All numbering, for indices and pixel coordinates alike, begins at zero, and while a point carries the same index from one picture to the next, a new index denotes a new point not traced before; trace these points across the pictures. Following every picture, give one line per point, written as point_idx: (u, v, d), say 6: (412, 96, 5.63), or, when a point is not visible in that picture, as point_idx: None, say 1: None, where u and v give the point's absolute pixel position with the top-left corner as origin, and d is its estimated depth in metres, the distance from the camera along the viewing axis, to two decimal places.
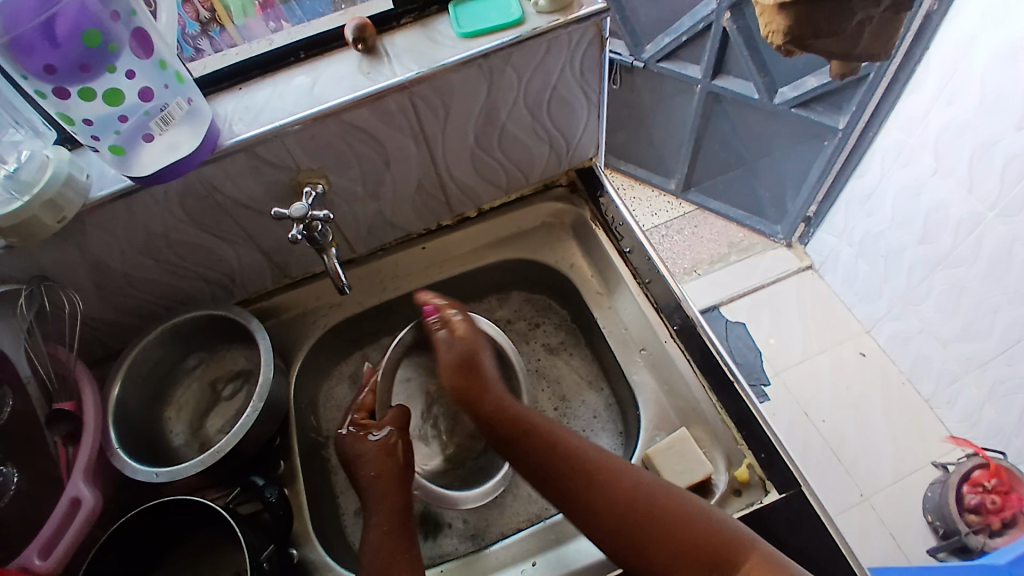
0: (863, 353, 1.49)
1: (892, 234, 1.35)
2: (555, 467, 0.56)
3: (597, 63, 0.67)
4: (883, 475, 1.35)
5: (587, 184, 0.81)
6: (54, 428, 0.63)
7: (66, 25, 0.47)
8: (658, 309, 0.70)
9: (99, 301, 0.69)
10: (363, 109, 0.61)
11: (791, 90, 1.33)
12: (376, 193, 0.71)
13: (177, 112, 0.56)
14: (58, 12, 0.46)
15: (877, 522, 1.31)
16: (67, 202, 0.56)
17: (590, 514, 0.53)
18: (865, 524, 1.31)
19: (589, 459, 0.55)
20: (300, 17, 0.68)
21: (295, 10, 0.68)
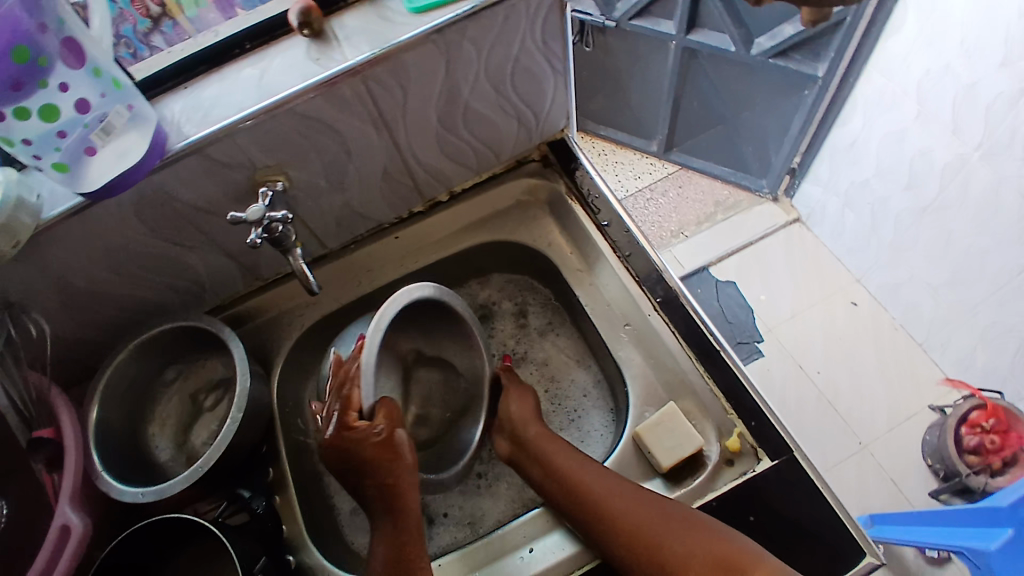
0: (854, 303, 1.49)
1: (878, 181, 1.33)
2: (573, 498, 0.60)
3: (560, 28, 0.64)
4: (879, 423, 1.36)
5: (560, 157, 0.78)
6: (35, 457, 0.60)
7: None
8: (640, 282, 0.69)
9: (65, 320, 0.67)
10: (316, 98, 0.58)
11: (768, 40, 1.29)
12: (341, 186, 0.69)
13: (118, 120, 0.53)
14: None
15: (877, 469, 1.32)
16: (19, 223, 0.53)
17: (603, 540, 0.57)
18: (864, 472, 1.33)
19: (602, 488, 0.59)
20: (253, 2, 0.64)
21: None
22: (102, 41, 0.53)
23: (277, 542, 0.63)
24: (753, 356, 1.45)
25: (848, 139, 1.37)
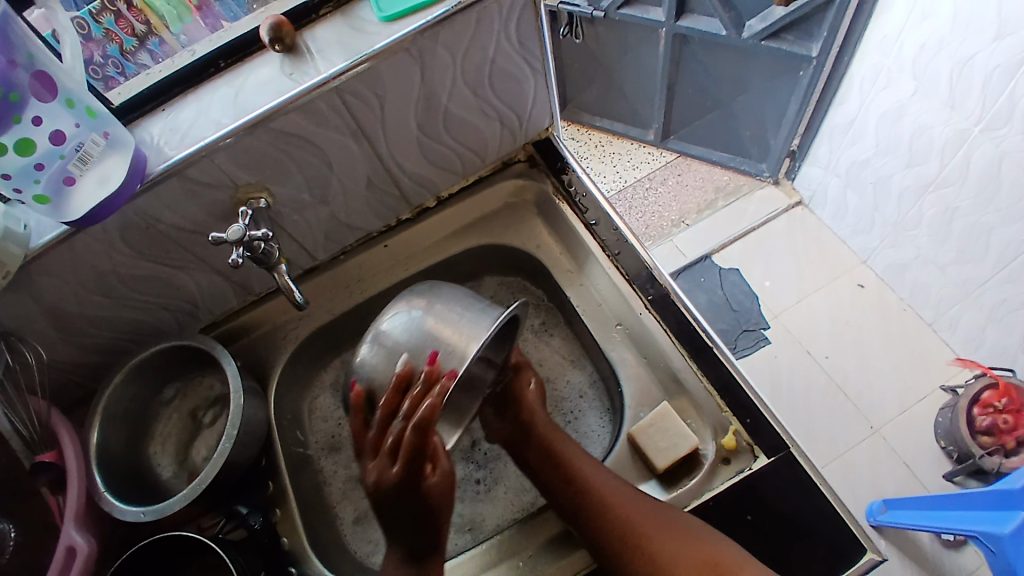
0: (861, 285, 1.46)
1: (878, 160, 1.30)
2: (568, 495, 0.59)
3: (535, 27, 0.63)
4: (890, 406, 1.35)
5: (546, 156, 0.77)
6: (38, 480, 0.60)
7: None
8: (630, 280, 0.68)
9: (63, 346, 0.68)
10: (291, 114, 0.58)
11: (759, 22, 1.26)
12: (325, 198, 0.68)
13: (95, 149, 0.53)
14: None
15: (889, 453, 1.31)
16: (7, 255, 0.54)
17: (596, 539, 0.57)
18: (877, 456, 1.31)
19: (600, 490, 0.58)
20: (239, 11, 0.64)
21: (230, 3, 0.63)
22: (74, 70, 0.53)
23: (278, 557, 0.64)
24: (760, 343, 1.44)
25: (846, 119, 1.34)
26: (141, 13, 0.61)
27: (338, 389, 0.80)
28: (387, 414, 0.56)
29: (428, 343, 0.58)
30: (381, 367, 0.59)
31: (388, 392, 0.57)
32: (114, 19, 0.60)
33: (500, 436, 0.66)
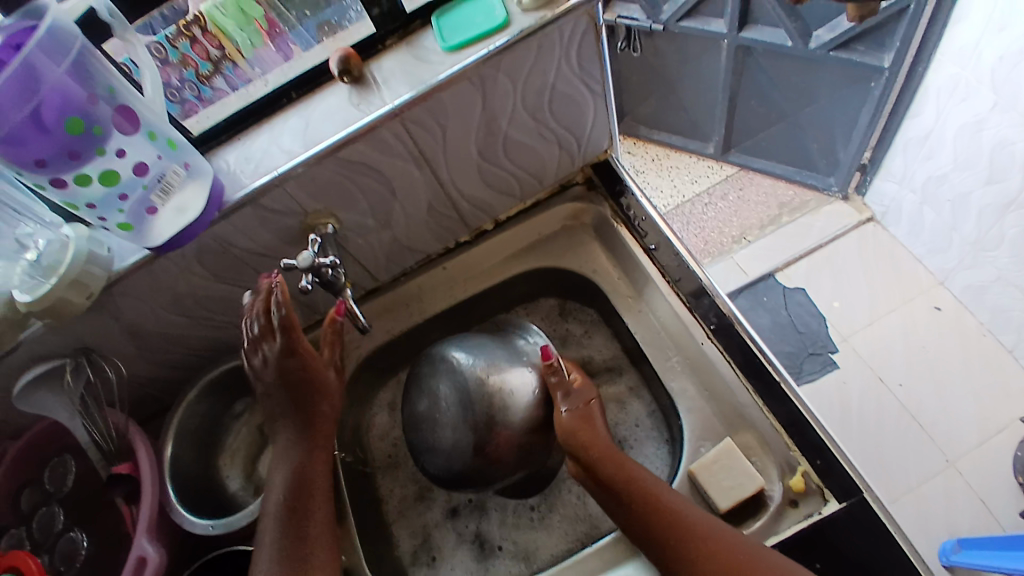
0: (937, 307, 1.38)
1: (955, 177, 1.23)
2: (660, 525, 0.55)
3: (596, 53, 0.62)
4: (966, 438, 1.26)
5: (604, 179, 0.76)
6: (114, 491, 0.65)
7: (49, 113, 0.48)
8: (691, 308, 0.66)
9: (141, 360, 0.72)
10: (359, 143, 0.59)
11: (827, 33, 1.22)
12: (387, 223, 0.70)
13: (175, 179, 0.57)
14: (43, 102, 0.47)
15: (964, 488, 1.23)
16: (90, 278, 0.58)
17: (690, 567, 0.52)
18: (950, 491, 1.23)
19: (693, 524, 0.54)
20: (308, 40, 0.62)
21: (302, 31, 0.62)
22: (156, 102, 0.56)
23: None
24: (826, 367, 1.37)
25: (921, 131, 1.27)
26: (215, 38, 0.59)
27: (395, 408, 0.81)
28: (481, 471, 0.65)
29: (522, 409, 0.65)
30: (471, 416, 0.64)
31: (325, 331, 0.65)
32: (191, 44, 0.59)
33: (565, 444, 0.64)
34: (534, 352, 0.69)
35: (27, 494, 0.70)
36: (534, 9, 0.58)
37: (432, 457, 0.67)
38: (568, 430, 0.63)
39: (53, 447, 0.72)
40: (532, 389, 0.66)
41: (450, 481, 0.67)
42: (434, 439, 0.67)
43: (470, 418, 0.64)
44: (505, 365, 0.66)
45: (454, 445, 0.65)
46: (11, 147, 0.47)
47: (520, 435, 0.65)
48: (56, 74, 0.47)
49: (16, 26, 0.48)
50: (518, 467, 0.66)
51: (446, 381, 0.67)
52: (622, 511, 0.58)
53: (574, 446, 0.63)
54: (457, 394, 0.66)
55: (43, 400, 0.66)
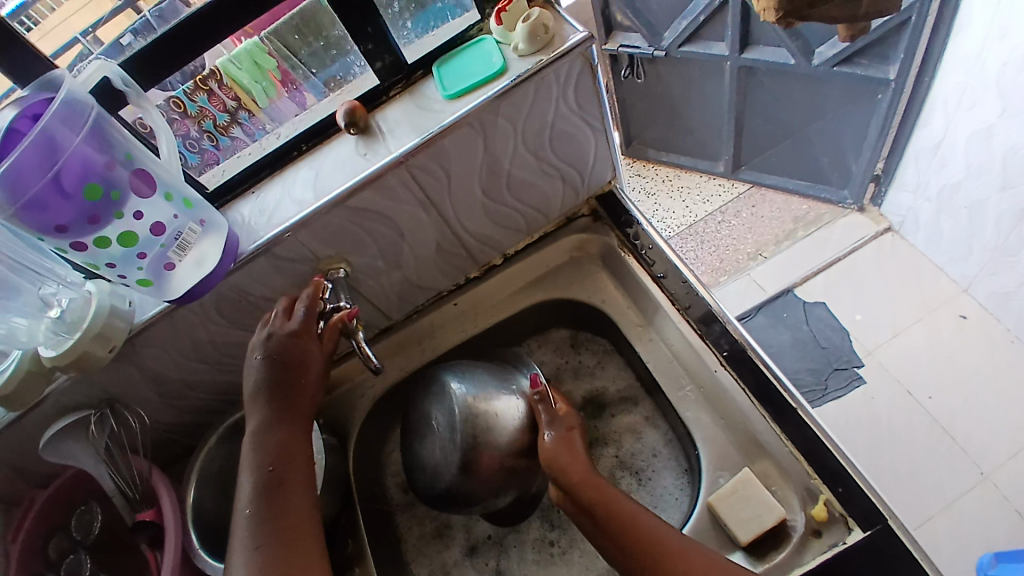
0: (963, 316, 1.35)
1: (970, 185, 1.20)
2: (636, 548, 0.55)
3: (594, 91, 0.64)
4: (999, 449, 1.22)
5: (609, 210, 0.77)
6: (139, 537, 0.67)
7: (67, 181, 0.50)
8: (702, 335, 0.66)
9: (165, 407, 0.74)
10: (366, 191, 0.61)
11: (829, 49, 1.23)
12: (398, 264, 0.72)
13: (192, 236, 0.59)
14: (62, 171, 0.49)
15: (1001, 502, 1.18)
16: (113, 330, 0.60)
17: None
18: (987, 506, 1.19)
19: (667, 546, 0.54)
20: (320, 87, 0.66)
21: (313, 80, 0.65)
22: (172, 163, 0.58)
23: None
24: (853, 383, 1.34)
25: (932, 141, 1.26)
26: (231, 90, 0.61)
27: None
28: (464, 494, 0.66)
29: (507, 432, 0.66)
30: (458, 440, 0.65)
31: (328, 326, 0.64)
32: (208, 97, 0.61)
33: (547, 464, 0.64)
34: (524, 382, 0.70)
35: (54, 542, 0.71)
36: (530, 54, 0.61)
37: (421, 483, 0.68)
38: (550, 453, 0.63)
39: (79, 494, 0.74)
40: (520, 414, 0.67)
41: (435, 504, 0.68)
42: (424, 464, 0.68)
43: (456, 443, 0.65)
44: (493, 394, 0.67)
45: (439, 469, 0.66)
46: (32, 215, 0.49)
47: (505, 458, 0.66)
48: (72, 143, 0.50)
49: (34, 97, 0.51)
50: (500, 490, 0.67)
51: (441, 412, 0.67)
52: (594, 529, 0.58)
53: (554, 470, 0.63)
54: (446, 420, 0.66)
55: (70, 449, 0.68)
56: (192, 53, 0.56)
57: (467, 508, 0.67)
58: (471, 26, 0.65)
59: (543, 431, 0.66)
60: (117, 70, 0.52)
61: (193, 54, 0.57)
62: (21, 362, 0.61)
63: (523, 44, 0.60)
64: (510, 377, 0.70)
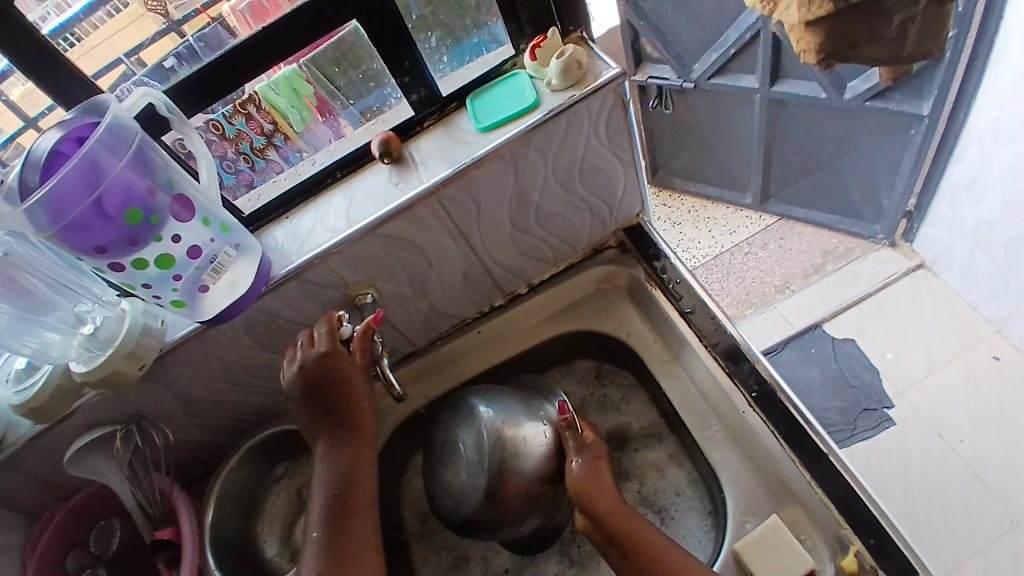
0: (997, 357, 1.30)
1: (1008, 221, 1.17)
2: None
3: (624, 125, 0.64)
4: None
5: (637, 243, 0.76)
6: (157, 556, 0.66)
7: (109, 205, 0.51)
8: (730, 373, 0.64)
9: (190, 425, 0.75)
10: (396, 220, 0.62)
11: (861, 83, 1.22)
12: (425, 291, 0.72)
13: (227, 260, 0.59)
14: (103, 195, 0.51)
15: None
16: (145, 349, 0.61)
17: None
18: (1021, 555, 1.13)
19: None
20: (356, 117, 0.68)
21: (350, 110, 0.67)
22: (210, 188, 0.59)
23: None
24: (883, 424, 1.29)
25: (968, 175, 1.22)
26: (268, 114, 0.64)
27: None
28: (492, 520, 0.65)
29: (533, 459, 0.65)
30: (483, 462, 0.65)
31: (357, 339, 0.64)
32: (246, 121, 0.63)
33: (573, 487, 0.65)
34: (552, 413, 0.70)
35: (73, 556, 0.72)
36: (562, 90, 0.61)
37: (444, 505, 0.67)
38: (578, 481, 0.64)
39: (101, 510, 0.74)
40: (546, 441, 0.67)
41: (460, 529, 0.66)
42: (448, 488, 0.67)
43: (483, 466, 0.64)
44: (521, 418, 0.67)
45: (464, 493, 0.65)
46: (73, 236, 0.51)
47: (530, 484, 0.65)
48: (116, 168, 0.51)
49: (78, 121, 0.52)
50: (528, 516, 0.66)
51: (467, 433, 0.67)
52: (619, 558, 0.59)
53: (581, 496, 0.63)
54: (473, 443, 0.66)
55: (96, 464, 0.68)
56: (235, 84, 0.58)
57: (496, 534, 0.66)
58: (505, 61, 0.66)
59: (570, 459, 0.66)
60: (162, 98, 0.53)
61: (236, 85, 0.59)
62: (53, 375, 0.62)
63: (556, 79, 0.61)
64: (537, 403, 0.71)
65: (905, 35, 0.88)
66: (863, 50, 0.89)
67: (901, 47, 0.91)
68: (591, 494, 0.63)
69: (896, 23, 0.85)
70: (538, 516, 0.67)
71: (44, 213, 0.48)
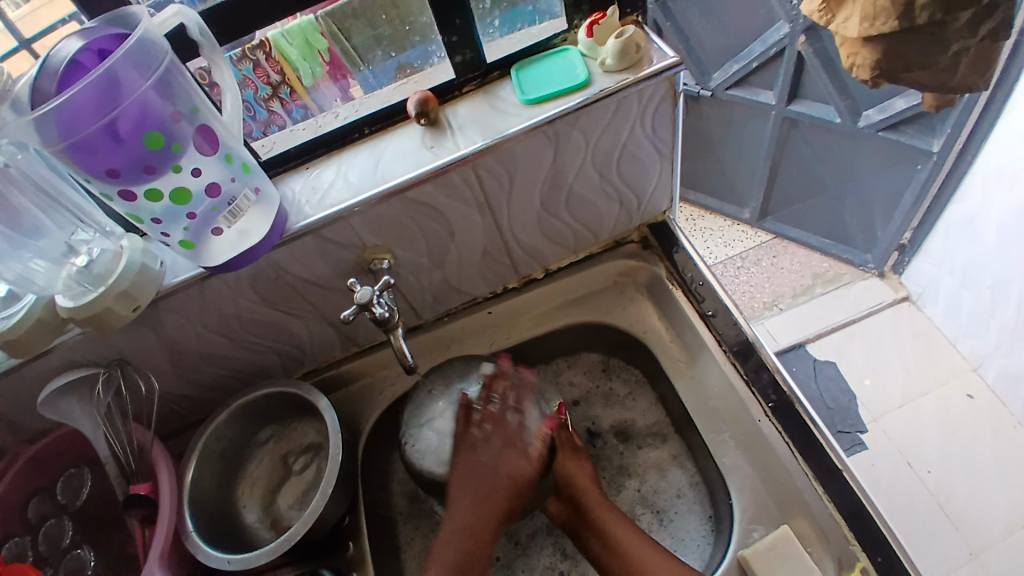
0: (970, 395, 1.38)
1: (999, 263, 1.22)
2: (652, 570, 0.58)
3: (671, 118, 0.63)
4: (992, 530, 1.23)
5: (660, 239, 0.76)
6: (132, 512, 0.62)
7: (126, 126, 0.47)
8: (748, 381, 0.65)
9: (174, 377, 0.71)
10: (428, 185, 0.59)
11: (876, 113, 1.31)
12: (441, 263, 0.69)
13: (245, 203, 0.55)
14: (121, 113, 0.46)
15: None
16: (141, 290, 0.57)
17: None
18: None
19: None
20: (373, 86, 0.67)
21: (369, 79, 0.66)
22: (233, 122, 0.55)
23: None
24: (856, 447, 1.36)
25: (966, 216, 1.29)
26: (277, 65, 0.62)
27: None
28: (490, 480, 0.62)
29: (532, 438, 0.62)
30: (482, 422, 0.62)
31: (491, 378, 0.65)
32: (253, 68, 0.61)
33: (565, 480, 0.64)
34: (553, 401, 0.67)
35: (35, 504, 0.67)
36: (615, 71, 0.59)
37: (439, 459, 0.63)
38: (569, 474, 0.64)
39: (68, 457, 0.69)
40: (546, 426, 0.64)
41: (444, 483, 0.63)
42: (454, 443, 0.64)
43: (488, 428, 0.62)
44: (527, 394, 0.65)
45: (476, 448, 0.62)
46: (83, 155, 0.46)
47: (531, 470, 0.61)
48: (140, 87, 0.46)
49: (102, 31, 0.47)
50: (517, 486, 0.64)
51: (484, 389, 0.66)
52: (600, 547, 0.61)
53: (573, 491, 0.64)
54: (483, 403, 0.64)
55: (70, 409, 0.64)
56: (271, 17, 0.55)
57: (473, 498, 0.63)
58: (557, 34, 0.64)
59: (562, 454, 0.65)
60: (195, 19, 0.49)
61: (271, 19, 0.55)
62: (32, 309, 0.57)
63: (611, 59, 0.59)
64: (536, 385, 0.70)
65: (956, 64, 0.96)
66: (911, 74, 0.99)
67: (949, 78, 0.98)
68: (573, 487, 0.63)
69: (951, 51, 0.94)
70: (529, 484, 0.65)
71: (55, 126, 0.44)
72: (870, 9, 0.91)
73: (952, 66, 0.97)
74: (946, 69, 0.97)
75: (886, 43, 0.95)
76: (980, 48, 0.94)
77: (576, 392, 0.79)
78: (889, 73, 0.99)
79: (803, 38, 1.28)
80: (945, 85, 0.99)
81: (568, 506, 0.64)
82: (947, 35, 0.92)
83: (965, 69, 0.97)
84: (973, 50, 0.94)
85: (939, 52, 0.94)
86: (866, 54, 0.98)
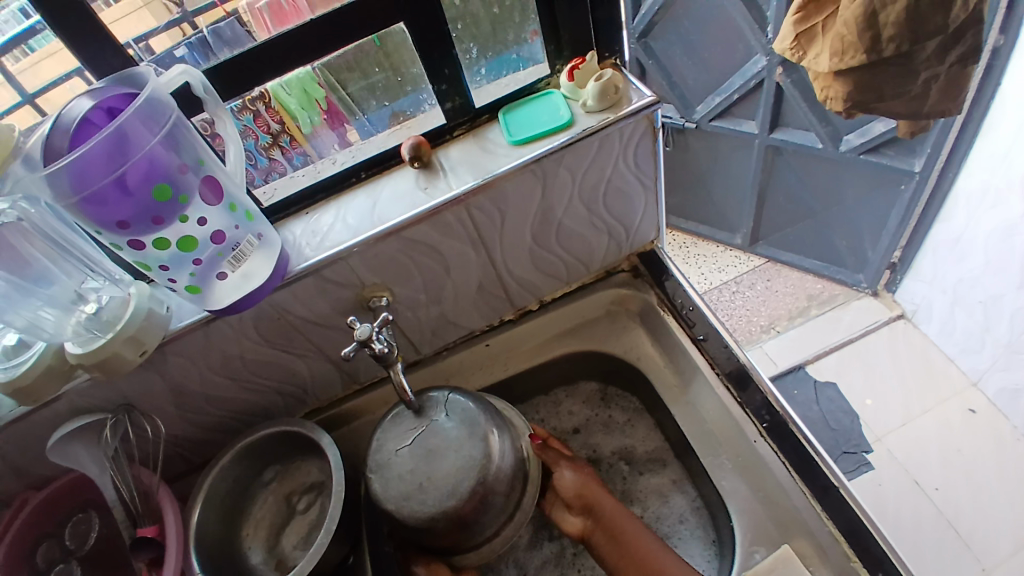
0: (972, 410, 1.38)
1: (988, 279, 1.24)
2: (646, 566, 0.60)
3: (652, 153, 0.66)
4: (1002, 545, 1.21)
5: (650, 267, 0.78)
6: (138, 555, 0.61)
7: (135, 179, 0.49)
8: (742, 404, 0.66)
9: (179, 420, 0.72)
10: (422, 225, 0.62)
11: (857, 137, 1.35)
12: (438, 299, 0.71)
13: (249, 248, 0.58)
14: (131, 167, 0.49)
15: None
16: (148, 334, 0.59)
17: None
18: None
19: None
20: (365, 133, 0.70)
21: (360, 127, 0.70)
22: (237, 172, 0.58)
23: None
24: (861, 468, 1.36)
25: (954, 233, 1.32)
26: (277, 114, 0.65)
27: None
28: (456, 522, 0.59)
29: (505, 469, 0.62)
30: (457, 457, 0.59)
31: (454, 417, 0.62)
32: (254, 118, 0.64)
33: (573, 490, 0.67)
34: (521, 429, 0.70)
35: (43, 549, 0.68)
36: (597, 111, 0.63)
37: (415, 509, 0.58)
38: (575, 486, 0.67)
39: (75, 502, 0.70)
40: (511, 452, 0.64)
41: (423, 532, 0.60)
42: (420, 487, 0.58)
43: (474, 466, 0.59)
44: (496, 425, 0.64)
45: (447, 495, 0.58)
46: (93, 208, 0.49)
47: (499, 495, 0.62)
48: (148, 142, 0.49)
49: (112, 90, 0.50)
50: (504, 503, 0.62)
51: (453, 418, 0.62)
52: (617, 558, 0.62)
53: (584, 501, 0.66)
54: (462, 438, 0.61)
55: (76, 452, 0.64)
56: (269, 73, 0.58)
57: (463, 531, 0.60)
58: (540, 79, 0.68)
59: (562, 467, 0.68)
60: (200, 77, 0.52)
61: (269, 74, 0.58)
62: (43, 355, 0.59)
63: (592, 100, 0.62)
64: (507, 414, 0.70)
65: (927, 90, 1.00)
66: (885, 104, 1.03)
67: (920, 105, 1.03)
68: (581, 498, 0.66)
69: (921, 79, 0.98)
70: (515, 498, 0.64)
71: (69, 179, 0.47)
72: (838, 45, 0.97)
73: (923, 93, 1.01)
74: (918, 97, 1.01)
75: (857, 75, 1.00)
76: (949, 76, 0.98)
77: (575, 422, 0.81)
78: (864, 103, 1.04)
79: (779, 70, 1.33)
80: (918, 111, 1.04)
81: (584, 517, 0.66)
82: (915, 66, 0.96)
83: (937, 96, 1.01)
84: (943, 78, 0.99)
85: (910, 81, 0.98)
86: (840, 85, 1.03)
